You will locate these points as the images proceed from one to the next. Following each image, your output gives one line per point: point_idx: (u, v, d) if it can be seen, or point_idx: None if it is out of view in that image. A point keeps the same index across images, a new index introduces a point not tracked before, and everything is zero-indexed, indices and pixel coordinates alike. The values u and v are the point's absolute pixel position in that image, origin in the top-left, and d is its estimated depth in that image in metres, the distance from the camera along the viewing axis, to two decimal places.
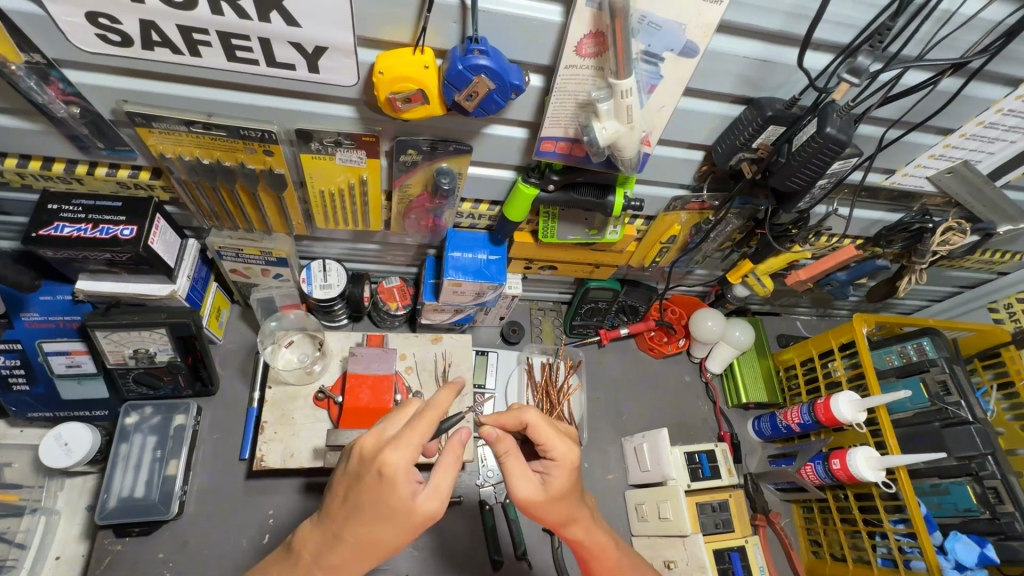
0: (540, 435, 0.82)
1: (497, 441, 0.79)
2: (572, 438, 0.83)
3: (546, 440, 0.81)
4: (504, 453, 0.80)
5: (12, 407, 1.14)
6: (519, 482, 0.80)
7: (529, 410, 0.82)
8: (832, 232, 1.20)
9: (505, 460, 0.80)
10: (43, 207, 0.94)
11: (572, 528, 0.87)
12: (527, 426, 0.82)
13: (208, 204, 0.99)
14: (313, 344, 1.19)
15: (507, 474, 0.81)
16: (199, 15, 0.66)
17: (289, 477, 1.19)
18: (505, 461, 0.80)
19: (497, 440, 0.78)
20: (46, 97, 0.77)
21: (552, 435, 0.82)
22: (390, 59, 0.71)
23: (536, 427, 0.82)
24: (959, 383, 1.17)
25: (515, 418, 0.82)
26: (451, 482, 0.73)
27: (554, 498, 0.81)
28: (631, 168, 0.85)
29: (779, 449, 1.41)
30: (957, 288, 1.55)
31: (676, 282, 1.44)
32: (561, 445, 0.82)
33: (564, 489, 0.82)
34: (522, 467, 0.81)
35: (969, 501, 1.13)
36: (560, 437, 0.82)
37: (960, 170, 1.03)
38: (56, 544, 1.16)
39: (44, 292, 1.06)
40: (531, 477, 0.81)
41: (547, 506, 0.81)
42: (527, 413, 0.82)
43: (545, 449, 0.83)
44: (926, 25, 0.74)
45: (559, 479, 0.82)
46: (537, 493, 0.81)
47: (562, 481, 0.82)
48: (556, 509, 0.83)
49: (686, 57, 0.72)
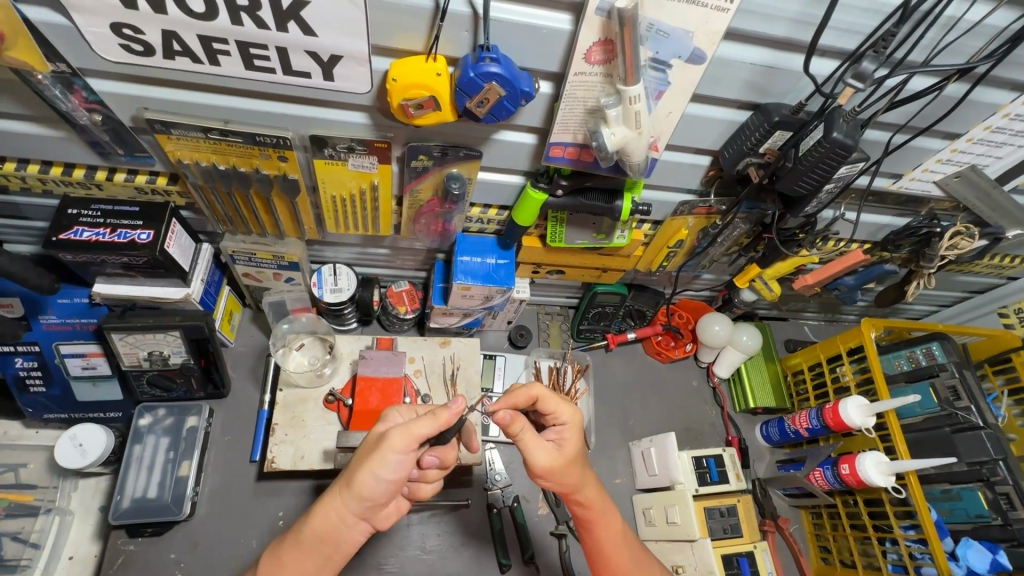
0: (549, 405, 0.86)
1: (512, 422, 0.80)
2: (575, 403, 0.89)
3: (555, 408, 0.86)
4: (520, 433, 0.81)
5: (28, 408, 1.16)
6: (537, 452, 0.83)
7: (534, 384, 0.86)
8: (839, 237, 1.22)
9: (521, 437, 0.82)
10: (63, 212, 0.96)
11: (584, 491, 0.89)
12: (537, 400, 0.85)
13: (222, 209, 1.01)
14: (322, 347, 1.21)
15: (524, 449, 0.83)
16: (219, 25, 0.68)
17: (299, 479, 1.21)
18: (524, 438, 0.82)
19: (512, 422, 0.80)
20: (69, 105, 0.79)
21: (559, 403, 0.87)
22: (404, 68, 0.73)
23: (543, 400, 0.86)
24: (969, 389, 1.16)
25: (525, 395, 0.84)
26: (413, 422, 0.76)
27: (571, 459, 0.86)
28: (638, 172, 0.86)
29: (788, 454, 1.41)
30: (966, 293, 1.55)
31: (684, 286, 1.45)
32: (569, 408, 0.88)
33: (576, 449, 0.87)
34: (536, 436, 0.84)
35: (980, 507, 1.12)
36: (565, 403, 0.88)
37: (968, 174, 1.04)
38: (70, 544, 1.17)
39: (63, 295, 1.08)
40: (546, 445, 0.84)
41: (564, 471, 0.85)
42: (535, 388, 0.85)
43: (553, 416, 0.88)
44: (931, 32, 0.75)
45: (571, 440, 0.87)
46: (554, 458, 0.84)
47: (573, 443, 0.87)
48: (571, 475, 0.86)
49: (694, 63, 0.73)
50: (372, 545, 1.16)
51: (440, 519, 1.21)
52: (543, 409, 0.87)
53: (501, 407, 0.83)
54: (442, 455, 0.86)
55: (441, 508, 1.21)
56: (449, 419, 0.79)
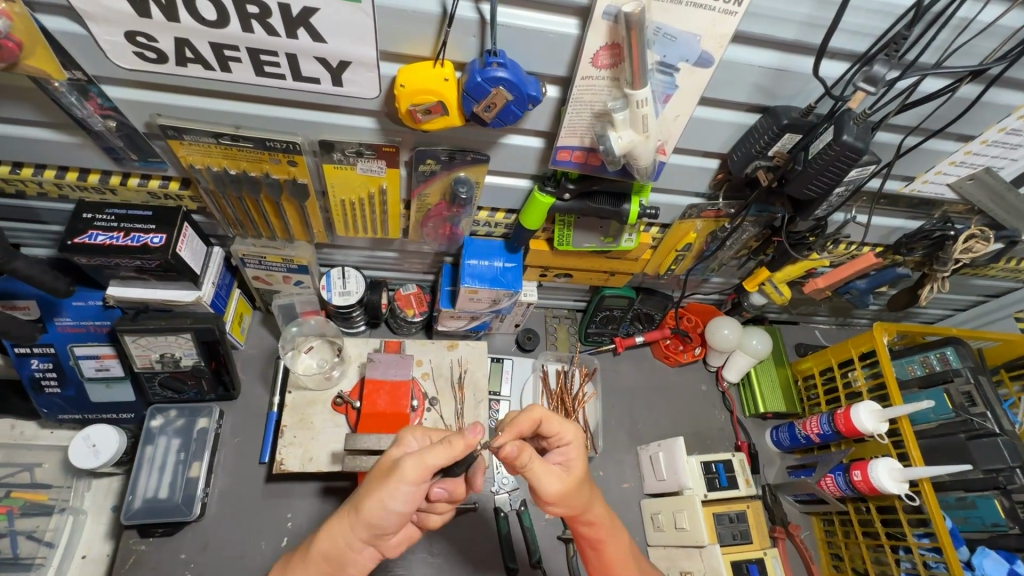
0: (553, 426, 0.86)
1: (520, 454, 0.80)
2: (577, 423, 0.89)
3: (559, 428, 0.87)
4: (527, 464, 0.81)
5: (44, 408, 1.18)
6: (547, 480, 0.83)
7: (535, 407, 0.85)
8: (849, 240, 1.19)
9: (530, 467, 0.82)
10: (78, 216, 0.98)
11: (592, 512, 0.89)
12: (540, 421, 0.86)
13: (233, 213, 1.02)
14: (330, 349, 1.23)
15: (533, 478, 0.83)
16: (230, 33, 0.69)
17: (308, 481, 1.21)
18: (532, 468, 0.82)
19: (518, 455, 0.80)
20: (85, 112, 0.81)
21: (563, 423, 0.87)
22: (411, 73, 0.73)
23: (546, 421, 0.86)
24: (985, 395, 1.15)
25: (529, 418, 0.85)
26: (427, 451, 0.76)
27: (579, 480, 0.85)
28: (646, 176, 0.86)
29: (799, 460, 1.40)
30: (982, 297, 1.52)
31: (693, 290, 1.44)
32: (572, 429, 0.88)
33: (583, 470, 0.86)
34: (544, 463, 0.83)
35: (997, 516, 1.10)
36: (568, 423, 0.88)
37: (983, 177, 1.02)
38: (83, 543, 1.19)
39: (77, 298, 1.10)
40: (555, 471, 0.84)
41: (574, 493, 0.85)
42: (538, 411, 0.86)
43: (558, 437, 0.88)
44: (944, 33, 0.74)
45: (578, 463, 0.87)
46: (564, 482, 0.84)
47: (580, 462, 0.87)
48: (581, 497, 0.86)
49: (701, 67, 0.73)
50: None
51: (447, 522, 1.21)
52: (546, 430, 0.87)
53: (506, 434, 0.83)
54: (452, 487, 0.86)
55: (449, 511, 1.21)
56: (463, 451, 0.78)
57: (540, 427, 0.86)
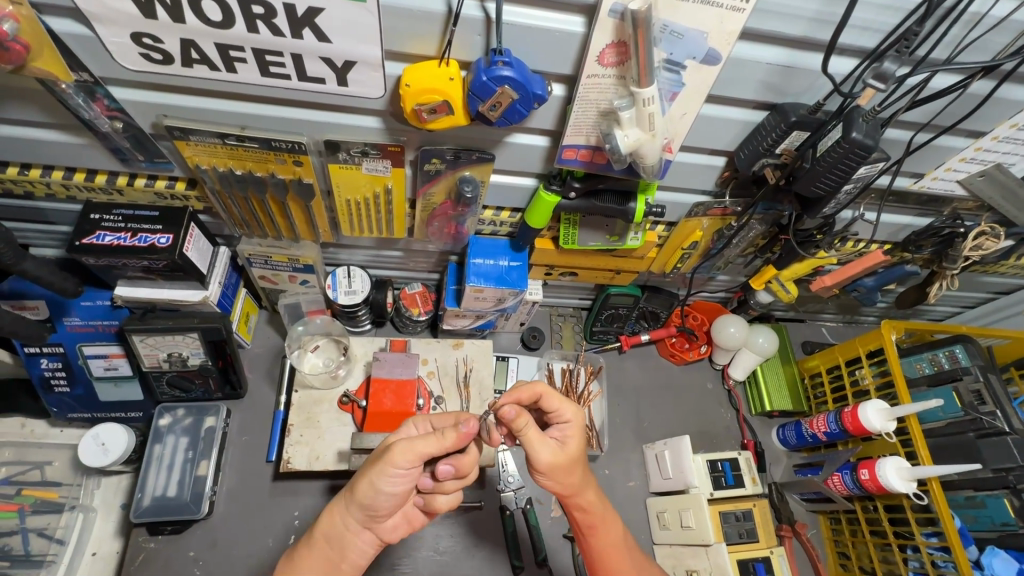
0: (553, 402, 0.85)
1: (516, 417, 0.80)
2: (578, 402, 0.88)
3: (559, 405, 0.85)
4: (523, 428, 0.81)
5: (53, 407, 1.19)
6: (540, 448, 0.82)
7: (539, 381, 0.85)
8: (858, 237, 1.18)
9: (525, 433, 0.82)
10: (86, 217, 0.98)
11: (584, 494, 0.88)
12: (541, 396, 0.85)
13: (239, 213, 1.03)
14: (337, 348, 1.23)
15: (528, 445, 0.83)
16: (235, 33, 0.69)
17: (315, 480, 1.22)
18: (527, 434, 0.82)
19: (515, 418, 0.79)
20: (92, 113, 0.81)
21: (563, 401, 0.86)
22: (416, 73, 0.73)
23: (546, 397, 0.85)
24: (995, 394, 1.13)
25: (529, 392, 0.85)
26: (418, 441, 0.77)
27: (573, 458, 0.85)
28: (652, 174, 0.85)
29: (806, 459, 1.39)
30: (992, 294, 1.50)
31: (698, 288, 1.43)
32: (574, 409, 0.87)
33: (578, 450, 0.86)
34: (539, 433, 0.83)
35: (1007, 516, 1.10)
36: (570, 402, 0.87)
37: (994, 173, 1.01)
38: (93, 541, 1.20)
39: (85, 298, 1.11)
40: (549, 441, 0.84)
41: (566, 469, 0.85)
42: (539, 385, 0.85)
43: (557, 415, 0.87)
44: (956, 28, 0.73)
45: (573, 441, 0.86)
46: (557, 454, 0.84)
47: (576, 441, 0.87)
48: (572, 474, 0.85)
49: (709, 64, 0.72)
50: (385, 547, 1.17)
51: (453, 520, 1.21)
52: (545, 407, 0.86)
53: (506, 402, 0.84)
54: (458, 462, 0.82)
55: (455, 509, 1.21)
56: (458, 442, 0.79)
57: (541, 402, 0.86)
